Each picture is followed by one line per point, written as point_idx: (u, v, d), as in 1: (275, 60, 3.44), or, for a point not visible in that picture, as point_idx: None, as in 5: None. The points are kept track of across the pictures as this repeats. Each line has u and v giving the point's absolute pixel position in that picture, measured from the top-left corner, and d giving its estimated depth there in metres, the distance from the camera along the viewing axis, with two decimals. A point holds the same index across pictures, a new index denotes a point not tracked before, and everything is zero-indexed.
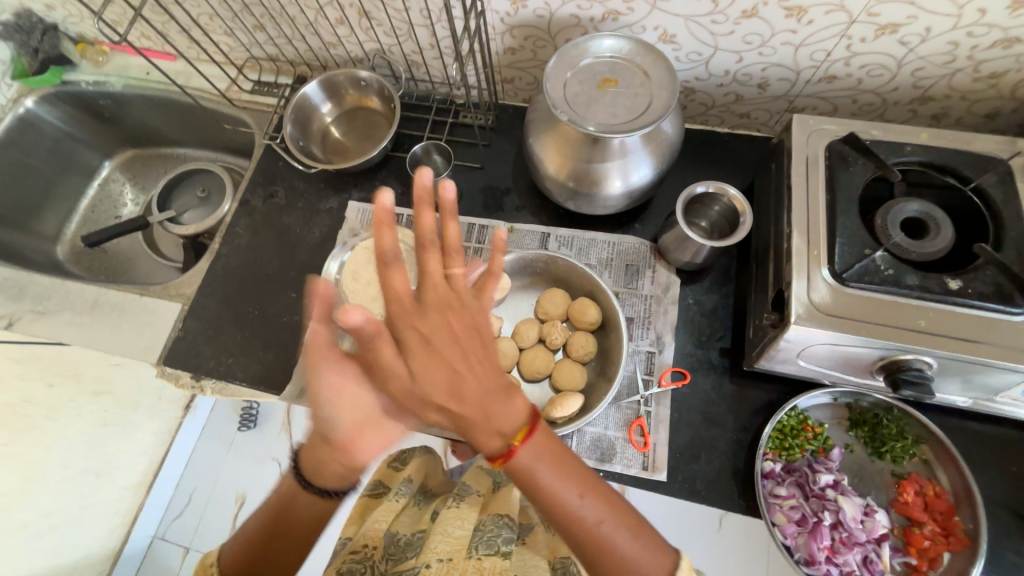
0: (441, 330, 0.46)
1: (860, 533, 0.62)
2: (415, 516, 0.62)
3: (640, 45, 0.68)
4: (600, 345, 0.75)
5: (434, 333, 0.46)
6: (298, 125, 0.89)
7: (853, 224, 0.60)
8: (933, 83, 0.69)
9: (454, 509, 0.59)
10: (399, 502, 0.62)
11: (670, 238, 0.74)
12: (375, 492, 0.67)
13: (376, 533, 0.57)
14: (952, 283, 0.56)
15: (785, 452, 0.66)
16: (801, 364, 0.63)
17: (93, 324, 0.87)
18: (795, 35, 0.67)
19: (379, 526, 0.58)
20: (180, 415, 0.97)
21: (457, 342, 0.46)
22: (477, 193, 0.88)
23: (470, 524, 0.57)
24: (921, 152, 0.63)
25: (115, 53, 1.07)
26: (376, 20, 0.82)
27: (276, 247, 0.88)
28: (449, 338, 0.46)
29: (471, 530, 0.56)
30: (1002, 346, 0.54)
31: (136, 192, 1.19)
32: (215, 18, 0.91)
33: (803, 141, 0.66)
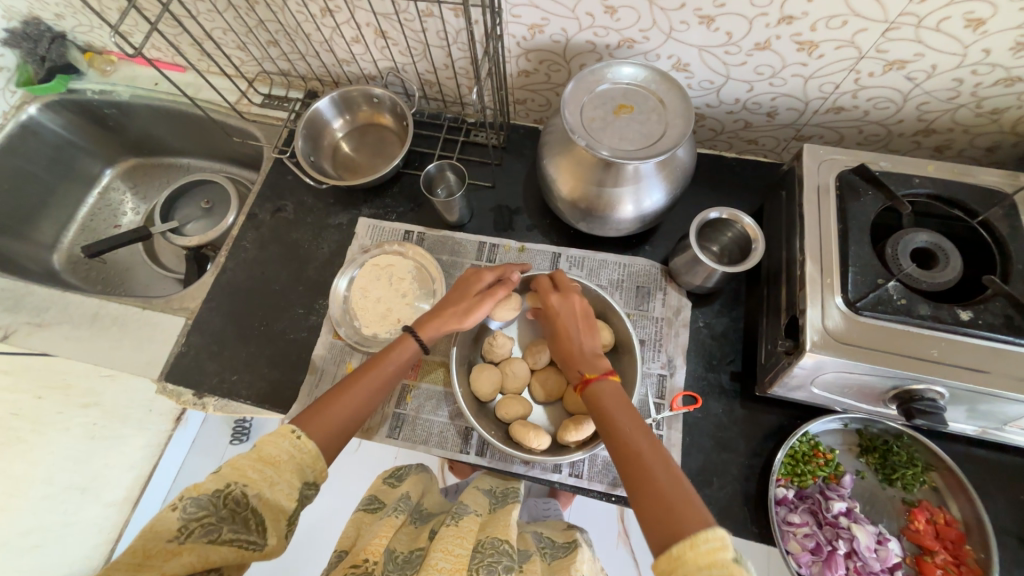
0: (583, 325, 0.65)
1: (874, 562, 0.62)
2: (413, 535, 0.59)
3: (655, 73, 0.70)
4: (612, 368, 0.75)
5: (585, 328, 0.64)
6: (310, 140, 0.89)
7: (865, 254, 0.61)
8: (937, 117, 0.71)
9: (453, 528, 0.55)
10: (398, 518, 0.58)
11: (681, 262, 0.75)
12: (369, 508, 0.63)
13: (377, 548, 0.53)
14: (963, 314, 0.57)
15: (797, 478, 0.66)
16: (814, 391, 0.64)
17: (90, 336, 0.85)
18: (806, 68, 0.69)
19: (381, 541, 0.54)
20: (171, 428, 1.06)
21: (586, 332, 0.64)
22: (488, 212, 0.88)
23: (471, 543, 0.52)
24: (929, 184, 0.65)
25: (122, 62, 1.07)
26: (392, 39, 0.83)
27: (284, 262, 0.87)
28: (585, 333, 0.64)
29: (472, 551, 0.51)
30: (1012, 377, 0.54)
31: (136, 201, 1.17)
32: (229, 33, 0.91)
33: (815, 170, 0.67)
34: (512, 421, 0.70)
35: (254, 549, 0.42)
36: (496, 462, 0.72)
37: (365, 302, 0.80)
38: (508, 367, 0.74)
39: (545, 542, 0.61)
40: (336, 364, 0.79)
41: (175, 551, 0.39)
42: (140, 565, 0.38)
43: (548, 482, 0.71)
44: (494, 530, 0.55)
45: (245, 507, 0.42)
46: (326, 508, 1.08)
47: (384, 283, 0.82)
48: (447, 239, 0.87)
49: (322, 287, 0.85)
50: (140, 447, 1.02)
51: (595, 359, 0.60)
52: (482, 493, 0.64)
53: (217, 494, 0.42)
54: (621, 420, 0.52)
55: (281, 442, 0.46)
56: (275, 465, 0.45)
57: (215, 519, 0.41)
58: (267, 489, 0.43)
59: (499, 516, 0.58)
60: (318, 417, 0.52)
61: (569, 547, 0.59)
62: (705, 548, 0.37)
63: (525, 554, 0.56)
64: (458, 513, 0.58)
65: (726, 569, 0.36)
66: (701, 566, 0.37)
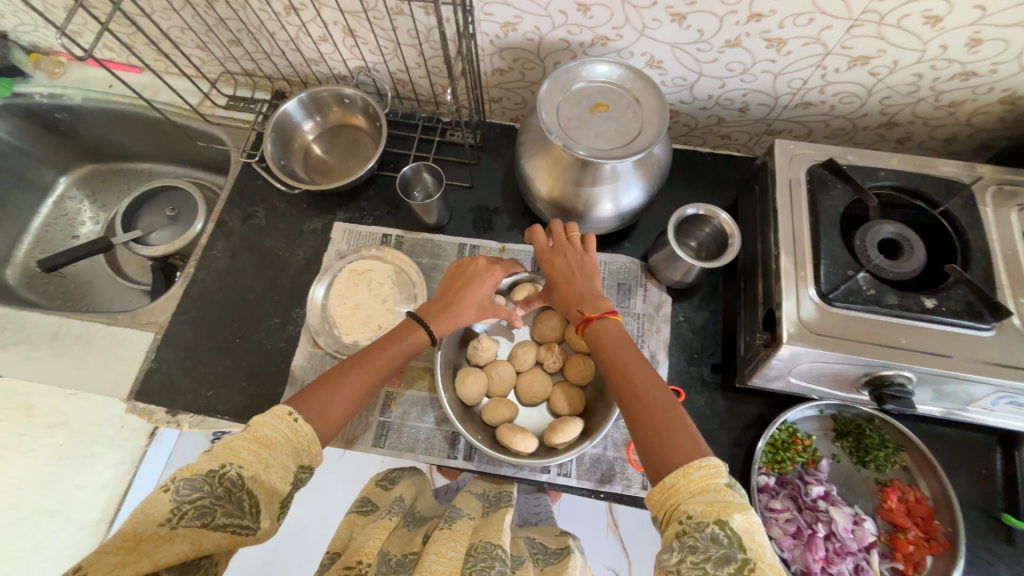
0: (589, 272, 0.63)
1: (851, 542, 0.64)
2: (406, 539, 0.58)
3: (630, 71, 0.70)
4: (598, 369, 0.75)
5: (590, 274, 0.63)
6: (279, 144, 0.86)
7: (836, 246, 0.63)
8: (898, 111, 0.74)
9: (446, 532, 0.55)
10: (392, 520, 0.57)
11: (660, 258, 0.76)
12: (362, 509, 0.63)
13: (371, 549, 0.51)
14: (928, 302, 0.59)
15: (778, 465, 0.68)
16: (791, 380, 0.66)
17: (51, 357, 0.81)
18: (774, 64, 0.70)
19: (375, 543, 0.52)
20: (145, 444, 0.97)
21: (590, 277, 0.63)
22: (467, 213, 0.87)
23: (465, 546, 0.52)
24: (893, 176, 0.67)
25: (73, 64, 1.01)
26: (361, 38, 0.80)
27: (258, 271, 0.85)
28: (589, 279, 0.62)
29: (466, 553, 0.51)
30: (973, 360, 0.57)
31: (95, 210, 1.11)
32: (187, 32, 0.87)
33: (786, 165, 0.69)
34: (498, 423, 0.70)
35: (248, 533, 0.41)
36: (484, 465, 0.72)
37: (344, 309, 0.79)
38: (494, 369, 0.73)
39: (537, 547, 0.62)
40: (316, 373, 0.77)
41: (168, 537, 0.37)
42: (128, 550, 0.36)
43: (538, 483, 0.71)
44: (488, 533, 0.54)
45: (239, 487, 0.41)
46: (307, 523, 1.06)
47: (363, 289, 0.80)
48: (427, 242, 0.86)
49: (298, 295, 0.83)
50: (113, 466, 0.97)
51: (597, 299, 0.60)
52: (475, 497, 0.65)
53: (211, 474, 0.41)
54: (621, 357, 0.53)
55: (277, 424, 0.46)
56: (272, 447, 0.45)
57: (209, 498, 0.39)
58: (262, 470, 0.43)
59: (492, 520, 0.57)
60: (316, 401, 0.51)
61: (561, 553, 0.59)
62: (697, 477, 0.40)
63: (518, 560, 0.56)
64: (450, 516, 0.58)
65: (718, 494, 0.39)
66: (693, 492, 0.40)
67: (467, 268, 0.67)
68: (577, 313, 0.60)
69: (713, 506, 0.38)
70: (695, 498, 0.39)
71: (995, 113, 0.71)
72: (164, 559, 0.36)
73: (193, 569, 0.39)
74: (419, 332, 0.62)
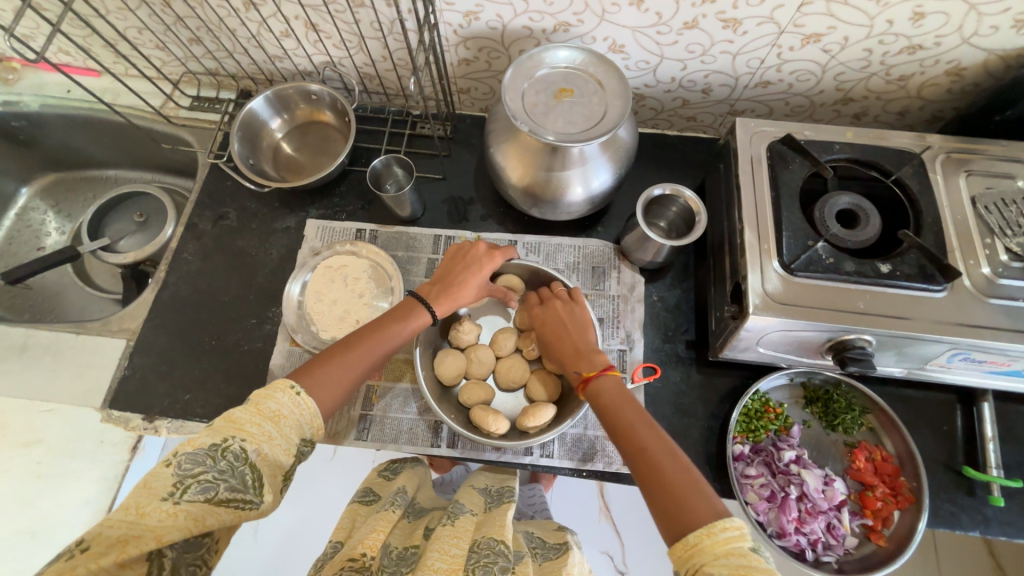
0: (580, 325, 0.65)
1: (822, 501, 0.67)
2: (408, 531, 0.58)
3: (592, 56, 0.70)
4: None
5: (581, 327, 0.65)
6: (247, 143, 0.85)
7: (796, 218, 0.65)
8: (852, 86, 0.76)
9: (449, 528, 0.55)
10: (395, 513, 0.58)
11: (632, 240, 0.77)
12: (364, 499, 0.64)
13: (374, 543, 0.53)
14: (883, 267, 0.61)
15: (752, 434, 0.70)
16: (760, 351, 0.68)
17: (20, 370, 0.79)
18: (732, 45, 0.72)
19: (378, 536, 0.54)
20: (127, 458, 0.97)
21: (582, 328, 0.65)
22: (441, 205, 0.88)
23: (467, 543, 0.53)
24: (849, 149, 0.69)
25: (27, 69, 0.98)
26: (324, 32, 0.80)
27: (231, 272, 0.84)
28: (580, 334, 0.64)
29: (468, 551, 0.51)
30: (927, 320, 0.60)
31: (60, 220, 1.08)
32: (145, 32, 0.85)
33: (747, 142, 0.70)
34: (474, 405, 0.71)
35: (251, 507, 0.41)
36: (468, 451, 0.73)
37: (321, 306, 0.78)
38: (474, 353, 0.74)
39: (536, 542, 0.63)
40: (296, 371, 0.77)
41: (171, 512, 0.38)
42: (133, 522, 0.37)
43: (522, 465, 0.72)
44: (490, 529, 0.55)
45: (243, 461, 0.42)
46: (300, 524, 1.06)
47: (339, 284, 0.80)
48: (401, 235, 0.86)
49: (274, 294, 0.83)
50: (96, 481, 0.96)
51: (594, 355, 0.61)
52: (478, 491, 0.65)
53: (214, 447, 0.41)
54: (628, 415, 0.53)
55: (280, 397, 0.47)
56: (276, 419, 0.45)
57: (215, 469, 0.40)
58: (265, 444, 0.43)
59: (495, 515, 0.58)
60: (315, 372, 0.52)
61: (559, 548, 0.60)
62: (722, 537, 0.40)
63: (518, 555, 0.54)
64: (454, 512, 0.58)
65: (744, 558, 0.39)
66: (717, 554, 0.40)
67: (469, 251, 0.68)
68: (575, 372, 0.61)
69: (738, 571, 0.38)
70: (720, 561, 0.40)
71: (943, 85, 0.74)
72: (169, 536, 0.37)
73: (195, 547, 0.40)
74: (419, 309, 0.63)
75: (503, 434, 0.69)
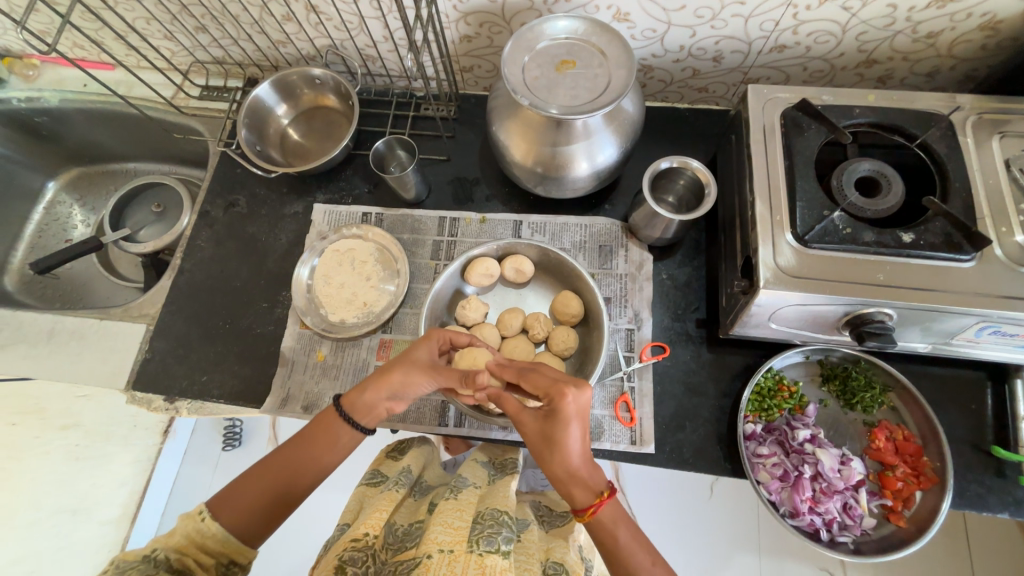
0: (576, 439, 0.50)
1: (838, 481, 0.65)
2: (413, 508, 0.61)
3: (594, 25, 0.68)
4: (582, 341, 0.76)
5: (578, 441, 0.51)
6: (253, 129, 0.86)
7: (812, 188, 0.62)
8: (875, 47, 0.72)
9: (453, 502, 0.56)
10: (398, 493, 0.59)
11: (639, 217, 0.75)
12: (371, 481, 0.65)
13: (377, 522, 0.53)
14: (905, 237, 0.58)
15: (764, 413, 0.69)
16: (773, 327, 0.66)
17: (51, 354, 0.82)
18: (744, 7, 0.68)
19: (381, 515, 0.54)
20: (159, 441, 1.13)
21: (572, 446, 0.50)
22: (446, 186, 0.87)
23: (470, 515, 0.53)
24: (870, 113, 0.66)
25: (46, 66, 1.01)
26: (324, 14, 0.79)
27: (243, 257, 0.86)
28: (573, 452, 0.50)
29: (471, 522, 0.52)
30: (954, 293, 0.56)
31: (85, 213, 1.12)
32: (152, 22, 0.87)
33: (759, 111, 0.67)
34: None
35: None
36: (474, 431, 0.73)
37: (329, 290, 0.80)
38: (480, 332, 0.74)
39: (543, 510, 0.64)
40: (306, 353, 0.78)
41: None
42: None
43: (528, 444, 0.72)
44: (493, 501, 0.56)
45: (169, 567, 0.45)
46: (325, 507, 1.14)
47: (347, 268, 0.81)
48: (406, 218, 0.85)
49: (284, 278, 0.84)
50: (130, 462, 1.08)
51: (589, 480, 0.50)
52: (482, 464, 0.67)
53: (143, 557, 0.44)
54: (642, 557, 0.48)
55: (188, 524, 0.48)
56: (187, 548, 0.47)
57: (147, 571, 0.43)
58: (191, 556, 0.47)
59: (497, 487, 0.59)
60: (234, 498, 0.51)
61: (565, 515, 0.62)
62: None
63: (523, 522, 0.58)
64: (457, 486, 0.59)
65: None
66: None
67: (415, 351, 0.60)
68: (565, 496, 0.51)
69: None
70: None
71: (976, 41, 0.69)
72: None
73: None
74: (345, 424, 0.57)
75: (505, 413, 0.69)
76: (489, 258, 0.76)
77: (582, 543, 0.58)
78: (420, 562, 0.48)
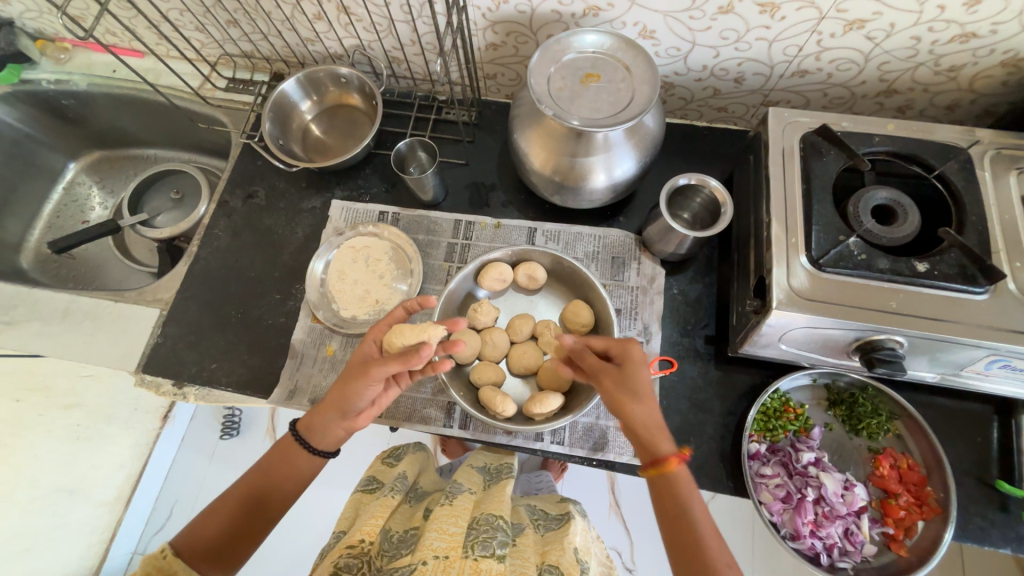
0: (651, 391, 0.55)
1: (841, 506, 0.65)
2: (409, 514, 0.61)
3: (621, 41, 0.69)
4: None
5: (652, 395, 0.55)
6: (277, 123, 0.87)
7: (828, 212, 0.62)
8: (897, 77, 0.73)
9: (448, 507, 0.56)
10: (394, 499, 0.59)
11: (654, 231, 0.75)
12: (367, 488, 0.65)
13: (373, 529, 0.53)
14: (920, 266, 0.59)
15: (769, 433, 0.69)
16: (782, 348, 0.66)
17: (64, 333, 0.83)
18: (769, 31, 0.69)
19: (376, 521, 0.54)
20: (159, 426, 1.13)
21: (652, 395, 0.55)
22: (462, 190, 0.88)
23: (466, 521, 0.53)
24: (889, 142, 0.66)
25: (77, 50, 1.03)
26: (355, 15, 0.81)
27: (259, 248, 0.87)
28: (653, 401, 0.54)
29: (466, 528, 0.52)
30: (966, 324, 0.57)
31: (104, 196, 1.14)
32: (185, 14, 0.88)
33: (779, 133, 0.68)
34: (485, 385, 0.72)
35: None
36: (479, 434, 0.73)
37: (342, 285, 0.81)
38: (489, 336, 0.75)
39: (538, 513, 0.64)
40: (316, 347, 0.79)
41: None
42: None
43: (531, 450, 0.72)
44: (489, 506, 0.57)
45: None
46: (321, 502, 1.15)
47: (361, 265, 0.82)
48: (422, 219, 0.86)
49: (298, 271, 0.85)
50: (129, 446, 1.07)
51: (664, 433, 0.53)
52: (476, 470, 0.67)
53: None
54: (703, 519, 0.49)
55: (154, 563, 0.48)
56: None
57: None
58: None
59: (493, 493, 0.60)
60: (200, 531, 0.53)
61: (561, 519, 0.61)
62: None
63: (519, 526, 0.58)
64: (452, 492, 0.59)
65: None
66: None
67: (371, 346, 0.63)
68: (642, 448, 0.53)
69: None
70: None
71: (997, 77, 0.69)
72: None
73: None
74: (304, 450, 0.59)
75: (511, 417, 0.69)
76: (500, 264, 0.77)
77: (579, 546, 0.57)
78: (416, 568, 0.48)
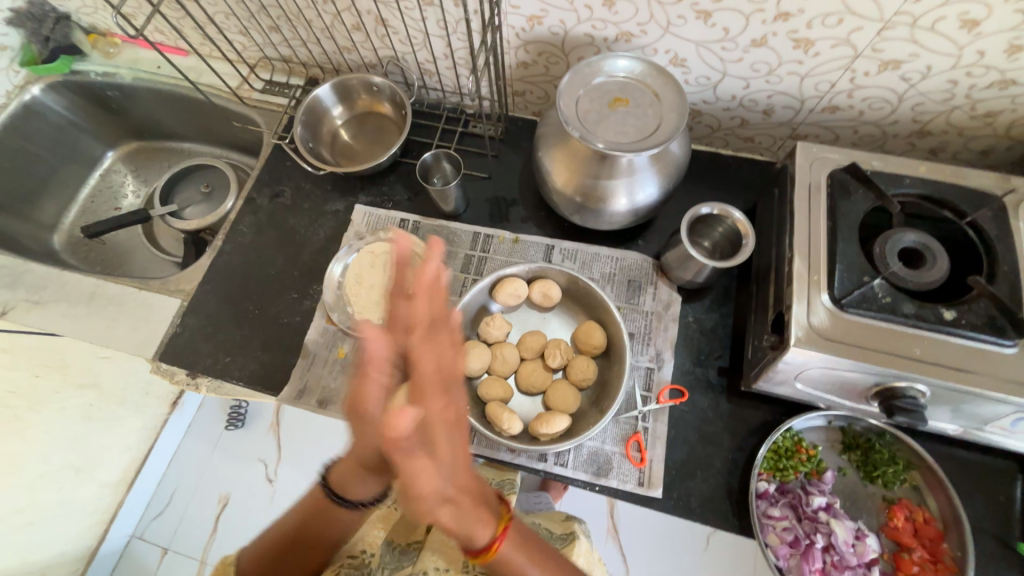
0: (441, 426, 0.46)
1: (851, 556, 0.64)
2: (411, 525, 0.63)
3: (652, 67, 0.70)
4: (601, 373, 0.75)
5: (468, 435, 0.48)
6: (308, 127, 0.90)
7: (853, 252, 0.61)
8: (931, 119, 0.72)
9: None
10: (396, 512, 0.65)
11: (672, 257, 0.75)
12: None
13: (373, 542, 0.63)
14: (947, 314, 0.57)
15: (779, 473, 0.67)
16: (798, 386, 0.64)
17: (89, 315, 0.86)
18: (802, 66, 0.69)
19: (378, 534, 0.63)
20: (167, 412, 1.12)
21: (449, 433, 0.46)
22: (483, 204, 0.89)
23: None
24: (920, 185, 0.65)
25: (126, 45, 1.07)
26: (392, 28, 0.83)
27: (280, 247, 0.88)
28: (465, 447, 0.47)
29: None
30: (993, 377, 0.55)
31: (137, 184, 1.17)
32: (231, 17, 0.92)
33: (807, 168, 0.67)
34: (491, 400, 0.72)
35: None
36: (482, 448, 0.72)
37: (359, 289, 0.82)
38: (499, 351, 0.75)
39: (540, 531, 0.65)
40: (328, 348, 0.79)
41: None
42: None
43: (533, 470, 0.71)
44: None
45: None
46: None
47: (378, 270, 0.83)
48: (442, 229, 0.87)
49: (316, 272, 0.86)
50: (137, 429, 1.08)
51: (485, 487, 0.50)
52: None
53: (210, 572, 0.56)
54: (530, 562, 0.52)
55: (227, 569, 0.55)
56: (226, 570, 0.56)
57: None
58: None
59: None
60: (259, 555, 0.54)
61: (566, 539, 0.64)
62: None
63: None
64: None
65: None
66: None
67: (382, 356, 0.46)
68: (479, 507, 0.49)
69: None
70: None
71: None
72: None
73: None
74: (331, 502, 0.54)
75: (516, 435, 0.70)
76: (517, 279, 0.77)
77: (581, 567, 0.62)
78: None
